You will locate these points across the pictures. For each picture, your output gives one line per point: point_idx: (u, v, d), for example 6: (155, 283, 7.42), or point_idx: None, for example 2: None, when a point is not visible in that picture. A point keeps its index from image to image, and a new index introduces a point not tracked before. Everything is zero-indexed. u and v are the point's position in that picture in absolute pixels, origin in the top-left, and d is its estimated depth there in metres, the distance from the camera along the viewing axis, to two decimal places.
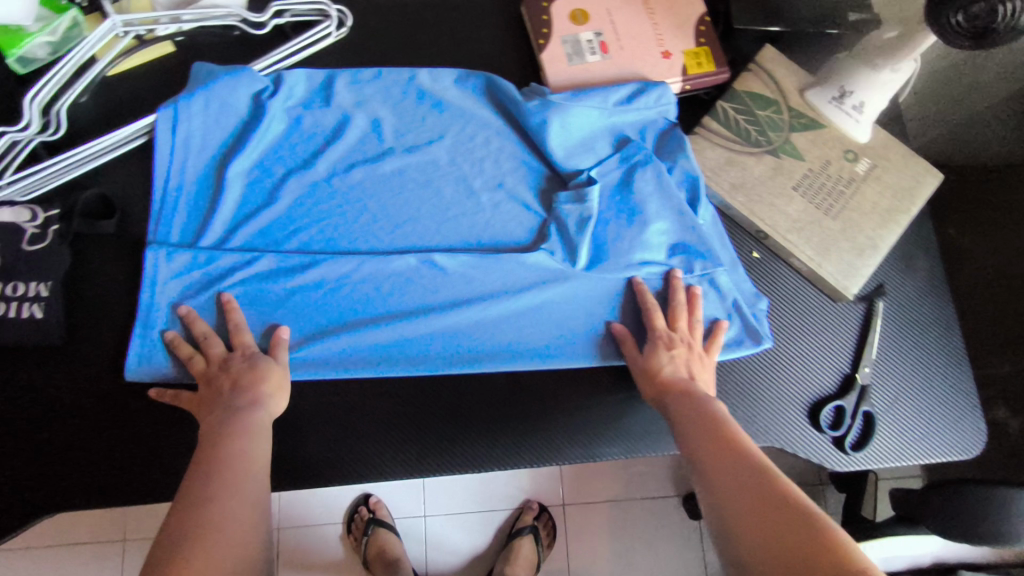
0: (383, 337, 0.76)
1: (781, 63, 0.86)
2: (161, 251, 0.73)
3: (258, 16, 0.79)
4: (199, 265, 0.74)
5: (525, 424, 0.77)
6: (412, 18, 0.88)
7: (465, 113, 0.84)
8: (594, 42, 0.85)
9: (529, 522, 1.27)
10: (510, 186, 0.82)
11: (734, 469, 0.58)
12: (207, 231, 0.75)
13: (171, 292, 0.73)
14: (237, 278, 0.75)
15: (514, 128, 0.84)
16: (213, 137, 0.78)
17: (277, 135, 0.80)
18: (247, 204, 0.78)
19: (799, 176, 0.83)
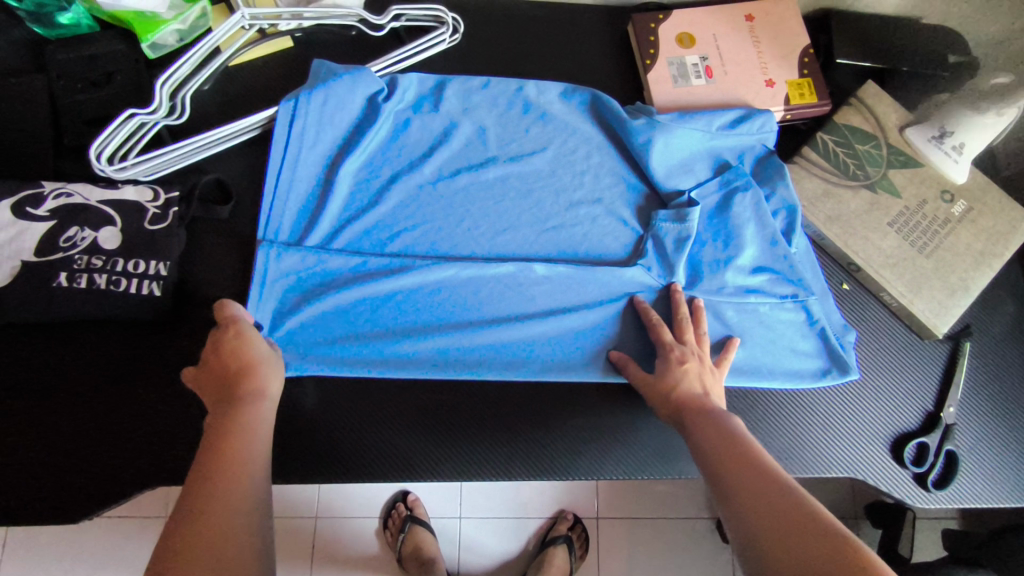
0: (482, 342, 0.76)
1: (883, 100, 0.87)
2: (273, 248, 0.72)
3: (380, 18, 0.81)
4: (307, 266, 0.74)
5: (610, 436, 0.79)
6: (520, 29, 0.90)
7: (568, 125, 0.83)
8: (700, 65, 0.86)
9: (563, 532, 1.27)
10: (609, 202, 0.82)
11: (757, 492, 0.52)
12: (315, 230, 0.75)
13: (275, 291, 0.73)
14: (342, 281, 0.74)
15: (614, 143, 0.84)
16: (325, 135, 0.77)
17: (385, 136, 0.79)
18: (353, 204, 0.77)
19: (895, 213, 0.84)
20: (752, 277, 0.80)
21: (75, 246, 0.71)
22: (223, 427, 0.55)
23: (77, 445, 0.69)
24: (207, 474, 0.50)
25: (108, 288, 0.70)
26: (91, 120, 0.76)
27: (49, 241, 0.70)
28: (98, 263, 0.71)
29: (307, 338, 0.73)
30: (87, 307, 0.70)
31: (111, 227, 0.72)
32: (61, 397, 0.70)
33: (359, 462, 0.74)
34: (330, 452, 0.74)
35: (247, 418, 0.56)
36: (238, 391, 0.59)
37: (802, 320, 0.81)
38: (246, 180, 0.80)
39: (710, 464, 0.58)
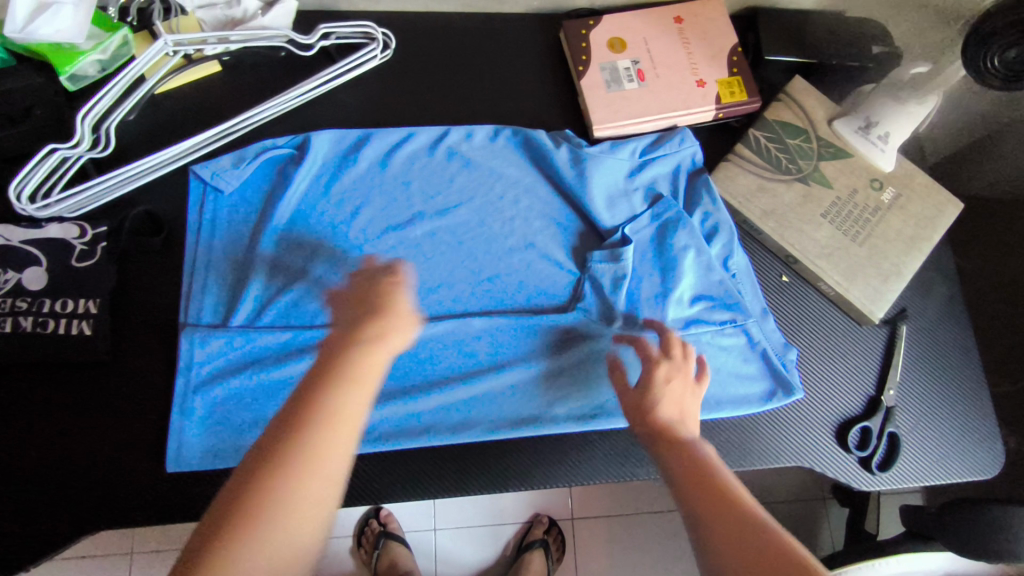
0: (424, 407, 0.76)
1: (810, 94, 0.89)
2: (198, 333, 0.73)
3: (308, 38, 0.80)
4: (235, 347, 0.74)
5: (585, 451, 0.79)
6: (453, 40, 0.89)
7: (493, 171, 0.84)
8: (632, 69, 0.87)
9: (539, 535, 1.27)
10: (541, 246, 0.83)
11: (738, 534, 0.54)
12: (238, 310, 0.75)
13: (207, 373, 0.73)
14: (273, 356, 0.74)
15: (544, 182, 0.85)
16: (238, 210, 0.78)
17: (303, 200, 0.80)
18: (277, 275, 0.77)
19: (827, 204, 0.86)
20: (691, 307, 0.82)
21: None
22: (301, 389, 0.53)
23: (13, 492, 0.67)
24: (297, 423, 0.51)
25: (35, 330, 0.69)
26: (13, 157, 0.75)
27: None
28: (24, 305, 0.69)
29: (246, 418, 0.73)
30: (13, 350, 0.68)
31: (37, 267, 0.70)
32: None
33: None
34: None
35: (361, 373, 0.54)
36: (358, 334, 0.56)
37: (744, 344, 0.82)
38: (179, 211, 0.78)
39: (685, 499, 0.59)
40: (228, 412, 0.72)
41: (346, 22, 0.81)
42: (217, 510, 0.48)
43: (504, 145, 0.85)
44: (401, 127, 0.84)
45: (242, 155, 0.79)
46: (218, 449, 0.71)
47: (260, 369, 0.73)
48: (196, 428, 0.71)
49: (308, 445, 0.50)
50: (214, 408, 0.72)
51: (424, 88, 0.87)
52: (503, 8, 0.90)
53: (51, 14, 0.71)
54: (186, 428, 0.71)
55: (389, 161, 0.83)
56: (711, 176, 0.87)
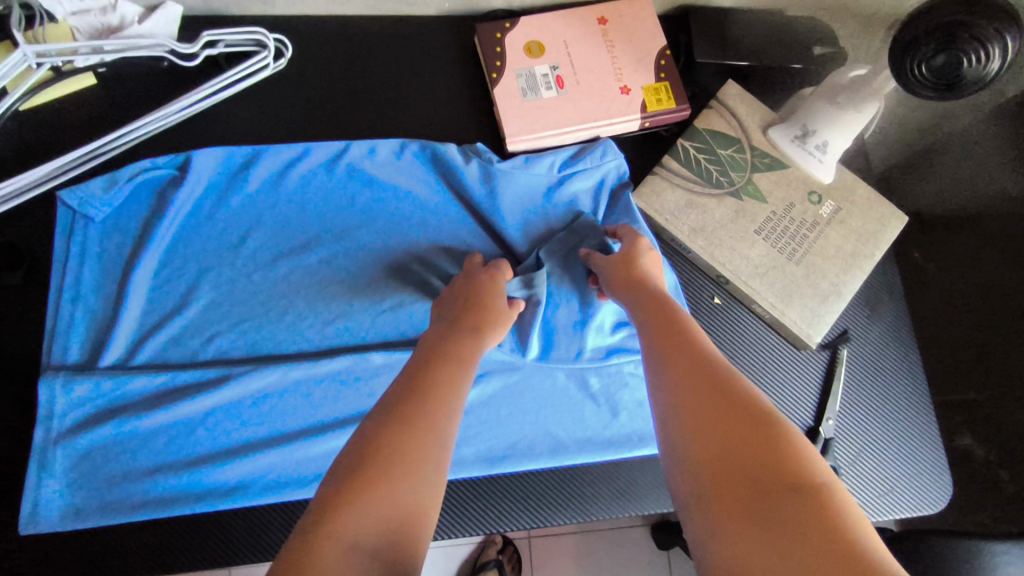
0: (316, 451, 0.69)
1: (744, 100, 0.83)
2: (59, 378, 0.65)
3: (189, 47, 0.72)
4: (103, 392, 0.67)
5: (507, 493, 0.73)
6: (358, 45, 0.82)
7: (398, 189, 0.77)
8: (550, 76, 0.80)
9: (492, 556, 1.21)
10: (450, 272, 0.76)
11: (691, 365, 0.49)
12: (107, 350, 0.68)
13: (71, 424, 0.66)
14: (146, 401, 0.67)
15: (454, 201, 0.78)
16: (112, 239, 0.71)
17: (186, 224, 0.73)
18: (155, 309, 0.70)
19: (761, 220, 0.80)
20: (612, 335, 0.75)
21: None
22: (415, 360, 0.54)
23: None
24: (436, 385, 0.50)
25: None
26: None
27: None
28: None
29: (112, 472, 0.66)
30: None
31: None
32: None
33: (192, 547, 0.67)
34: (154, 536, 0.67)
35: (467, 352, 0.55)
36: (463, 319, 0.59)
37: None
38: (44, 241, 0.71)
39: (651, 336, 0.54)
40: (95, 466, 0.65)
41: (233, 29, 0.73)
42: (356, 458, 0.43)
43: (412, 161, 0.78)
44: (298, 143, 0.77)
45: (115, 177, 0.71)
46: (81, 507, 0.64)
47: (129, 417, 0.66)
48: (56, 486, 0.64)
49: (432, 404, 0.48)
50: (79, 460, 0.65)
51: (323, 100, 0.80)
52: (413, 10, 0.83)
53: None
54: (43, 484, 0.64)
55: (284, 178, 0.75)
56: (636, 193, 0.80)
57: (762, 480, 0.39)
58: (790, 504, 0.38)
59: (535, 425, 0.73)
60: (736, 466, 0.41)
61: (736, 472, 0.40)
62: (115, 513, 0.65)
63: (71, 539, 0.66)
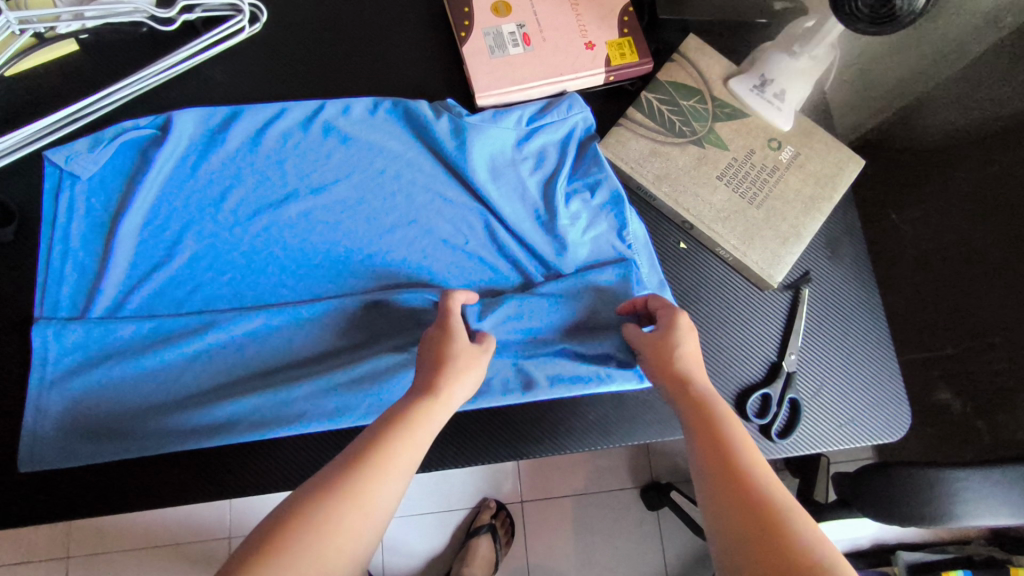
0: (299, 393, 0.71)
1: (704, 52, 0.86)
2: (51, 324, 0.68)
3: (166, 11, 0.75)
4: (93, 340, 0.70)
5: (484, 431, 0.77)
6: (331, 10, 0.85)
7: (373, 146, 0.80)
8: (517, 33, 0.83)
9: (486, 521, 1.21)
10: (425, 222, 0.79)
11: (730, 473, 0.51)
12: (97, 300, 0.71)
13: (64, 369, 0.69)
14: (134, 348, 0.70)
15: (424, 155, 0.81)
16: (98, 196, 0.74)
17: (168, 182, 0.75)
18: (142, 262, 0.73)
19: (723, 165, 0.83)
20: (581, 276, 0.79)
21: None
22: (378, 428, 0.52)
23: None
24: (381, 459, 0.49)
25: None
26: None
27: None
28: None
29: (106, 415, 0.69)
30: None
31: None
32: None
33: (185, 480, 0.72)
34: (149, 473, 0.71)
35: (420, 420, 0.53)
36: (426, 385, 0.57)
37: None
38: (34, 200, 0.74)
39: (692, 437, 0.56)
40: (87, 410, 0.68)
41: None
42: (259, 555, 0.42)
43: (385, 119, 0.81)
44: (274, 103, 0.80)
45: (99, 137, 0.74)
46: (76, 446, 0.68)
47: (120, 362, 0.69)
48: (51, 426, 0.68)
49: (369, 480, 0.47)
50: (72, 404, 0.68)
51: (298, 62, 0.83)
52: None
53: None
54: (42, 425, 0.67)
55: (261, 139, 0.78)
56: (601, 144, 0.83)
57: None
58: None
59: (505, 364, 0.75)
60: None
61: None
62: (110, 452, 0.68)
63: (71, 476, 0.70)
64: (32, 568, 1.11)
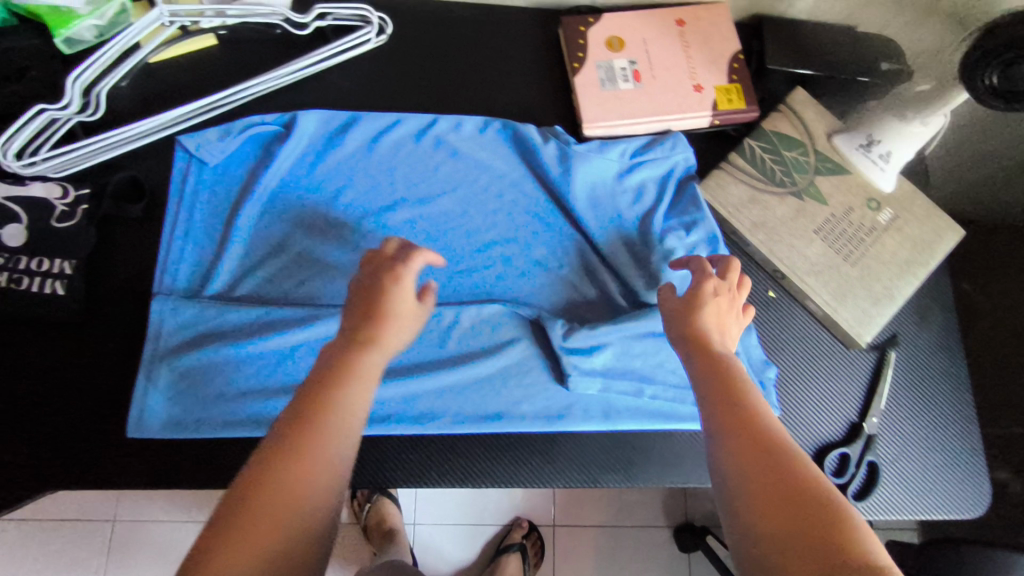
0: (390, 394, 0.74)
1: (811, 105, 0.86)
2: (170, 300, 0.72)
3: (301, 16, 0.80)
4: (206, 319, 0.73)
5: (565, 451, 0.76)
6: (451, 29, 0.89)
7: (479, 163, 0.83)
8: (628, 70, 0.86)
9: (517, 539, 1.21)
10: (523, 242, 0.81)
11: (768, 457, 0.51)
12: (212, 282, 0.74)
13: (174, 344, 0.72)
14: (243, 330, 0.73)
15: (527, 177, 0.83)
16: (222, 183, 0.78)
17: (286, 176, 0.79)
18: (255, 249, 0.77)
19: (820, 220, 0.83)
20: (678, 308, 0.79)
21: None
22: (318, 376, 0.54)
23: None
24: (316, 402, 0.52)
25: (8, 287, 0.69)
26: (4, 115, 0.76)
27: None
28: (1, 261, 0.70)
29: (209, 392, 0.71)
30: None
31: (16, 224, 0.71)
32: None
33: None
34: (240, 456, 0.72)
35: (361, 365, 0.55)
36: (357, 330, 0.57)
37: None
38: (162, 179, 0.78)
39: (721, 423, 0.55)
40: (193, 385, 0.71)
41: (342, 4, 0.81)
42: (243, 512, 0.46)
43: (493, 138, 0.84)
44: (390, 113, 0.84)
45: (230, 128, 0.78)
46: (179, 419, 0.70)
47: (228, 342, 0.72)
48: (158, 397, 0.70)
49: (306, 443, 0.50)
50: (180, 377, 0.71)
51: (417, 75, 0.86)
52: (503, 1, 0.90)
53: None
54: (150, 395, 0.70)
55: (374, 145, 0.82)
56: (701, 185, 0.84)
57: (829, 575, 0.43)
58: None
59: (591, 391, 0.76)
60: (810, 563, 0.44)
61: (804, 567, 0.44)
62: (211, 428, 0.70)
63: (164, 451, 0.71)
64: (79, 523, 1.15)
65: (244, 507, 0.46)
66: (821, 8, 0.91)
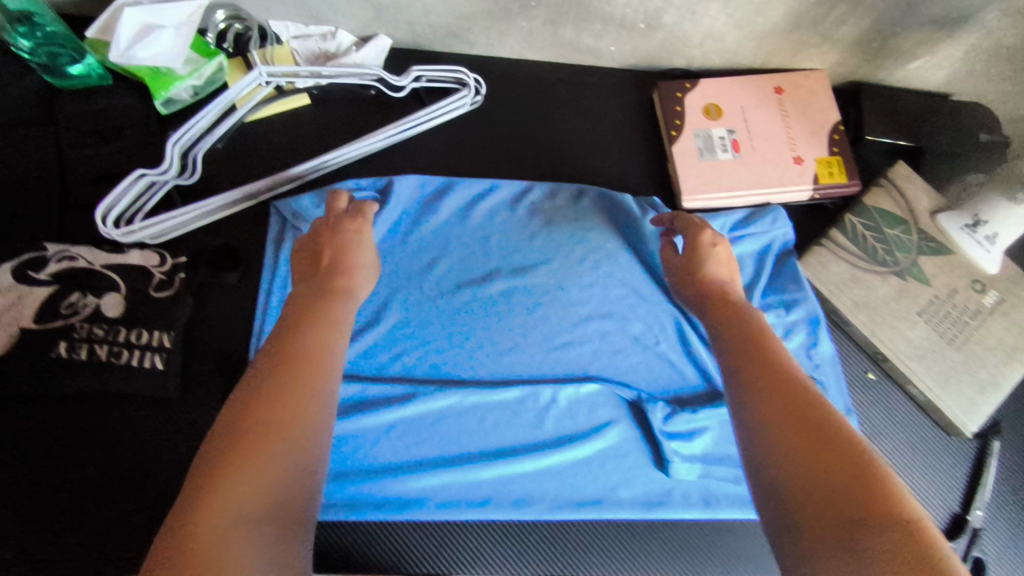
0: (487, 475, 0.73)
1: (913, 181, 0.84)
2: None
3: (398, 79, 0.80)
4: None
5: (661, 536, 0.74)
6: (544, 91, 0.87)
7: (574, 233, 0.81)
8: (727, 139, 0.83)
9: None
10: (619, 317, 0.80)
11: (797, 408, 0.49)
12: None
13: None
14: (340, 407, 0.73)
15: (623, 247, 0.81)
16: None
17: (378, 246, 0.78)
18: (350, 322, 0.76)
19: (923, 301, 0.81)
20: None
21: (77, 312, 0.70)
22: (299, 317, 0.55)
23: (50, 527, 0.63)
24: (299, 341, 0.52)
25: (109, 360, 0.69)
26: (99, 176, 0.74)
27: (52, 307, 0.69)
28: (101, 332, 0.70)
29: None
30: (88, 380, 0.68)
31: (115, 293, 0.71)
32: (27, 479, 0.65)
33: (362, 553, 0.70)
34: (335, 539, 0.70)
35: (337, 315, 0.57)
36: (333, 286, 0.60)
37: None
38: (256, 245, 0.77)
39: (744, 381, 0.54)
40: None
41: (439, 68, 0.81)
42: (220, 434, 0.45)
43: (588, 207, 0.82)
44: (485, 178, 0.82)
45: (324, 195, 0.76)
46: None
47: None
48: None
49: (299, 377, 0.49)
50: None
51: (510, 138, 0.85)
52: (597, 62, 0.88)
53: (153, 38, 0.72)
54: None
55: (468, 212, 0.81)
56: (801, 262, 0.83)
57: (860, 523, 0.40)
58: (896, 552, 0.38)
59: (689, 478, 0.75)
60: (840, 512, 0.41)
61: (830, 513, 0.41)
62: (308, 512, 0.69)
63: None
64: None
65: (235, 430, 0.44)
66: (922, 78, 0.89)
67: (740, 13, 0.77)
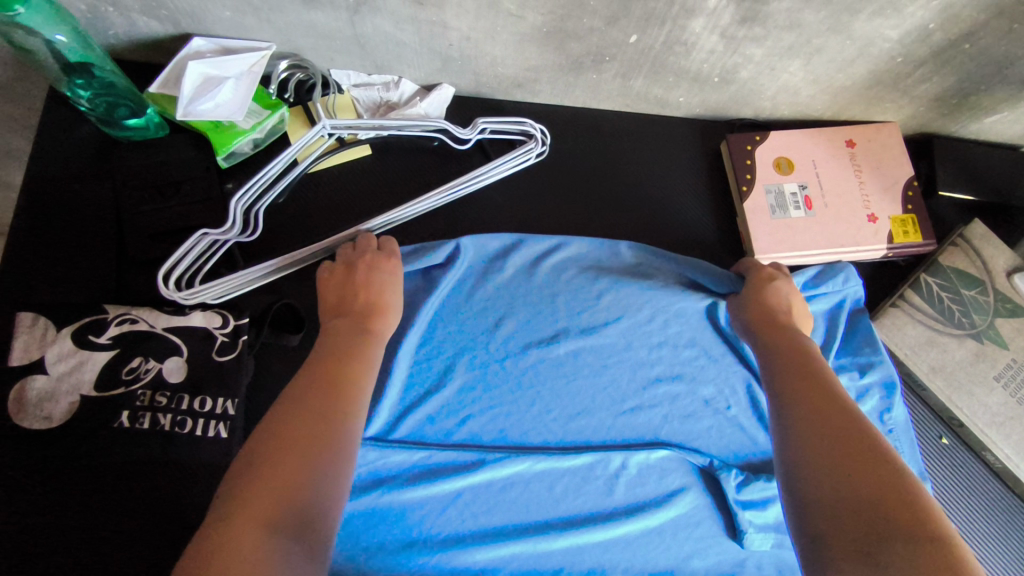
0: (559, 547, 0.69)
1: (990, 241, 0.81)
2: None
3: (465, 132, 0.77)
4: (367, 462, 0.69)
5: None
6: (608, 141, 0.86)
7: (644, 291, 0.79)
8: (799, 195, 0.81)
9: None
10: (689, 379, 0.77)
11: (831, 428, 0.50)
12: (373, 421, 0.70)
13: None
14: (404, 475, 0.70)
15: (693, 306, 0.79)
16: None
17: (441, 306, 0.75)
18: (414, 385, 0.73)
19: (1002, 365, 0.78)
20: None
21: (139, 378, 0.67)
22: (342, 351, 0.57)
23: None
24: (338, 370, 0.54)
25: (172, 430, 0.66)
26: (157, 233, 0.72)
27: (112, 374, 0.66)
28: (163, 400, 0.67)
29: (369, 540, 0.67)
30: (148, 451, 0.65)
31: (178, 357, 0.69)
32: (92, 553, 0.63)
33: None
34: None
35: (371, 353, 0.58)
36: (371, 326, 0.61)
37: None
38: None
39: (777, 398, 0.57)
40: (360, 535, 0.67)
41: (507, 120, 0.78)
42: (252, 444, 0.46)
43: (658, 264, 0.80)
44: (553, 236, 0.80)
45: None
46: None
47: (394, 487, 0.69)
48: None
49: (334, 406, 0.51)
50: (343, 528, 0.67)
51: (575, 191, 0.83)
52: (663, 112, 0.87)
53: (215, 90, 0.68)
54: None
55: (534, 267, 0.78)
56: (875, 322, 0.81)
57: (878, 531, 0.41)
58: (915, 556, 0.40)
59: (763, 549, 0.73)
60: (858, 519, 0.43)
61: (850, 523, 0.43)
62: None
63: None
64: None
65: (274, 443, 0.46)
66: (999, 131, 0.86)
67: (821, 69, 0.75)
